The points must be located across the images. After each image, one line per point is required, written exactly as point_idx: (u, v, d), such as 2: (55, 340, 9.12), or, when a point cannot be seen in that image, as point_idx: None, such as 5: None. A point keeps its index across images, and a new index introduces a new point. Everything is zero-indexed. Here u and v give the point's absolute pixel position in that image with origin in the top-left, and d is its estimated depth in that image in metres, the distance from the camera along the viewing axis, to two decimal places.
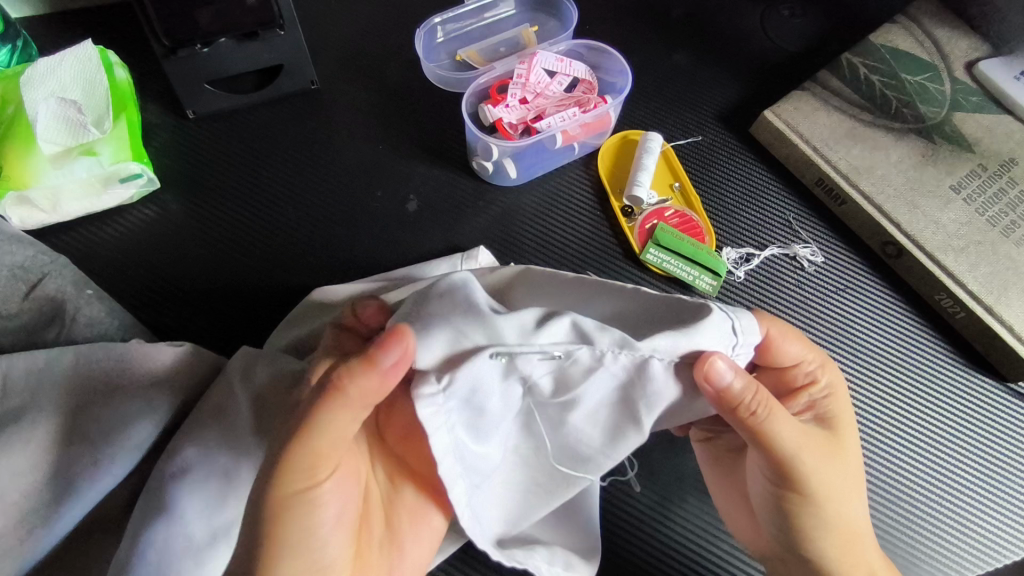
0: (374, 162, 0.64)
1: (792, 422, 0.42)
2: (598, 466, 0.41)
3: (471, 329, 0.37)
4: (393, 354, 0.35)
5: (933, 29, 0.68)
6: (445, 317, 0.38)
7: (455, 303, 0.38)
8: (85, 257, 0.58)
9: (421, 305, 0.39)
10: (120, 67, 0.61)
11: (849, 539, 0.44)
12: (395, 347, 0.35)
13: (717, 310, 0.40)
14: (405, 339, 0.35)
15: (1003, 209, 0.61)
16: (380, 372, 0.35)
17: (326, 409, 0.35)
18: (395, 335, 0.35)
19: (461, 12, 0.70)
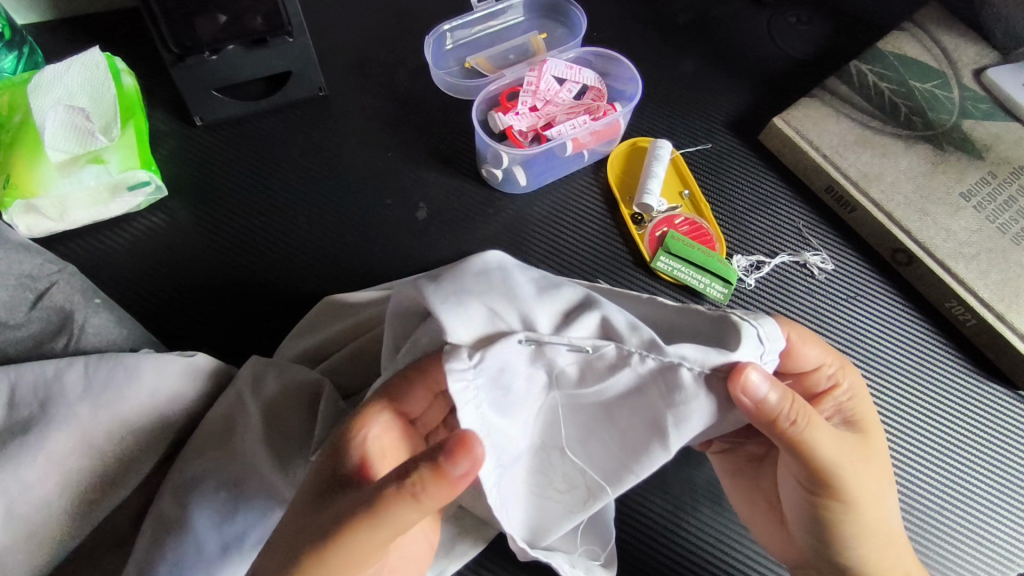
0: (383, 170, 0.63)
1: (825, 430, 0.41)
2: (621, 482, 0.39)
3: (504, 309, 0.36)
4: (461, 468, 0.32)
5: (941, 36, 0.68)
6: (479, 293, 0.36)
7: (492, 282, 0.37)
8: (92, 265, 0.57)
9: (459, 275, 0.37)
10: (127, 74, 0.60)
11: (885, 543, 0.44)
12: (465, 460, 0.32)
13: (742, 323, 0.38)
14: (475, 450, 0.32)
15: (1014, 216, 0.61)
16: (447, 486, 0.32)
17: (385, 506, 0.33)
18: (463, 446, 0.32)
19: (470, 19, 0.70)
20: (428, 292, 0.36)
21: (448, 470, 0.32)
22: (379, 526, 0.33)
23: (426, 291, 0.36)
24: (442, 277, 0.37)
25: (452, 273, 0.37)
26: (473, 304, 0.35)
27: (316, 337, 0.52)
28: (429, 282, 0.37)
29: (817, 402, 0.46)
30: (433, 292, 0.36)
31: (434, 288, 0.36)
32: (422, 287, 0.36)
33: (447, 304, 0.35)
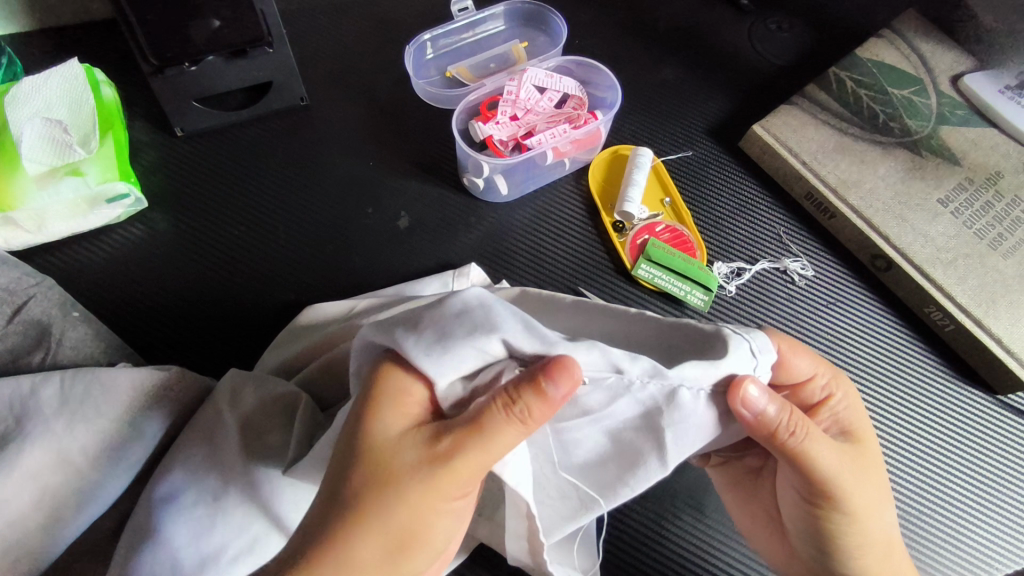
0: (364, 179, 0.63)
1: (821, 439, 0.40)
2: (614, 493, 0.38)
3: (492, 350, 0.34)
4: (564, 386, 0.32)
5: (918, 43, 0.69)
6: (461, 338, 0.34)
7: (472, 320, 0.34)
8: (70, 277, 0.57)
9: (438, 319, 0.35)
10: (106, 86, 0.60)
11: (888, 552, 0.43)
12: (566, 378, 0.32)
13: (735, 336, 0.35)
14: (574, 371, 0.32)
15: (991, 222, 0.61)
16: (553, 406, 0.33)
17: (491, 430, 0.33)
18: (563, 367, 0.32)
19: (451, 28, 0.70)
20: (407, 348, 0.34)
21: (552, 390, 0.32)
22: (489, 448, 0.34)
23: (403, 345, 0.34)
24: (419, 324, 0.35)
25: (426, 318, 0.35)
26: (457, 351, 0.34)
27: (296, 346, 0.52)
28: (405, 332, 0.35)
29: (813, 413, 0.46)
30: (412, 347, 0.34)
31: (413, 339, 0.34)
32: (399, 338, 0.35)
33: (428, 358, 0.34)
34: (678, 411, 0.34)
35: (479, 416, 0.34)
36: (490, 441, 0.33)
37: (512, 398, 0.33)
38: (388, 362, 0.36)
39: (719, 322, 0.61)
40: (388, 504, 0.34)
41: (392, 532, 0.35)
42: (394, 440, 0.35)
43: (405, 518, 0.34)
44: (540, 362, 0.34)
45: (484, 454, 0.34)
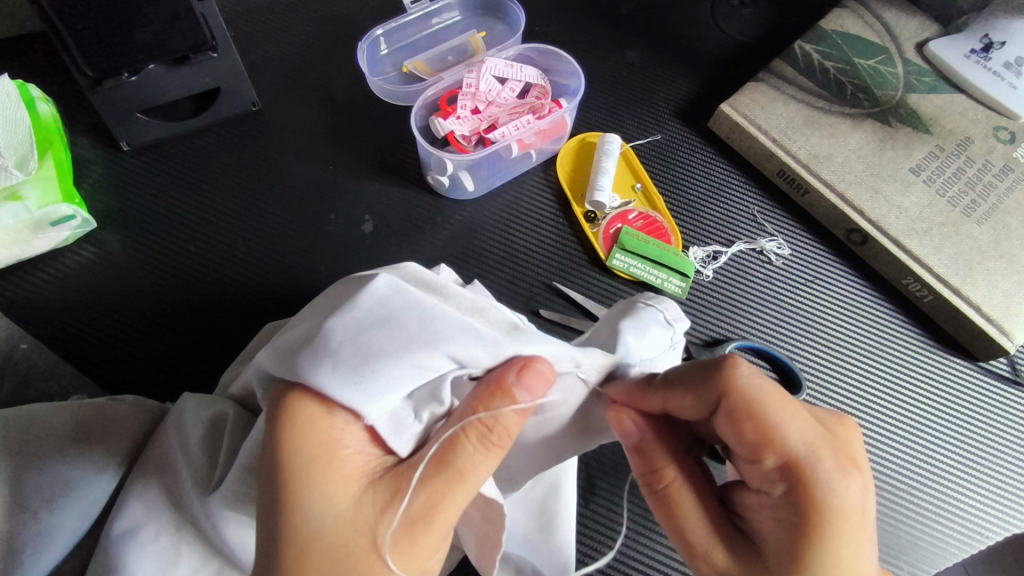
0: (325, 184, 0.61)
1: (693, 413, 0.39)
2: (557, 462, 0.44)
3: (427, 358, 0.36)
4: (535, 392, 0.36)
5: (881, 11, 0.68)
6: (389, 351, 0.36)
7: (395, 338, 0.36)
8: (18, 309, 0.54)
9: (355, 333, 0.36)
10: (42, 101, 0.57)
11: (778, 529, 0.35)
12: (536, 381, 0.36)
13: (647, 309, 0.44)
14: (538, 370, 0.36)
15: (963, 189, 0.61)
16: (517, 408, 0.35)
17: (467, 464, 0.35)
18: (530, 370, 0.36)
19: (406, 21, 0.67)
20: (324, 378, 0.35)
21: (526, 400, 0.35)
22: (465, 483, 0.35)
23: (320, 377, 0.35)
24: (331, 347, 0.36)
25: (343, 336, 0.36)
26: (383, 368, 0.35)
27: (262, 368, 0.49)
28: (319, 360, 0.35)
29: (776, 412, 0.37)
30: (331, 375, 0.35)
31: (331, 370, 0.35)
32: (316, 372, 0.35)
33: (352, 386, 0.34)
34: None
35: (448, 454, 0.35)
36: (467, 475, 0.35)
37: (486, 427, 0.35)
38: (300, 415, 0.35)
39: (697, 308, 0.60)
40: None
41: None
42: (346, 513, 0.34)
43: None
44: (497, 372, 0.36)
45: (463, 491, 0.35)
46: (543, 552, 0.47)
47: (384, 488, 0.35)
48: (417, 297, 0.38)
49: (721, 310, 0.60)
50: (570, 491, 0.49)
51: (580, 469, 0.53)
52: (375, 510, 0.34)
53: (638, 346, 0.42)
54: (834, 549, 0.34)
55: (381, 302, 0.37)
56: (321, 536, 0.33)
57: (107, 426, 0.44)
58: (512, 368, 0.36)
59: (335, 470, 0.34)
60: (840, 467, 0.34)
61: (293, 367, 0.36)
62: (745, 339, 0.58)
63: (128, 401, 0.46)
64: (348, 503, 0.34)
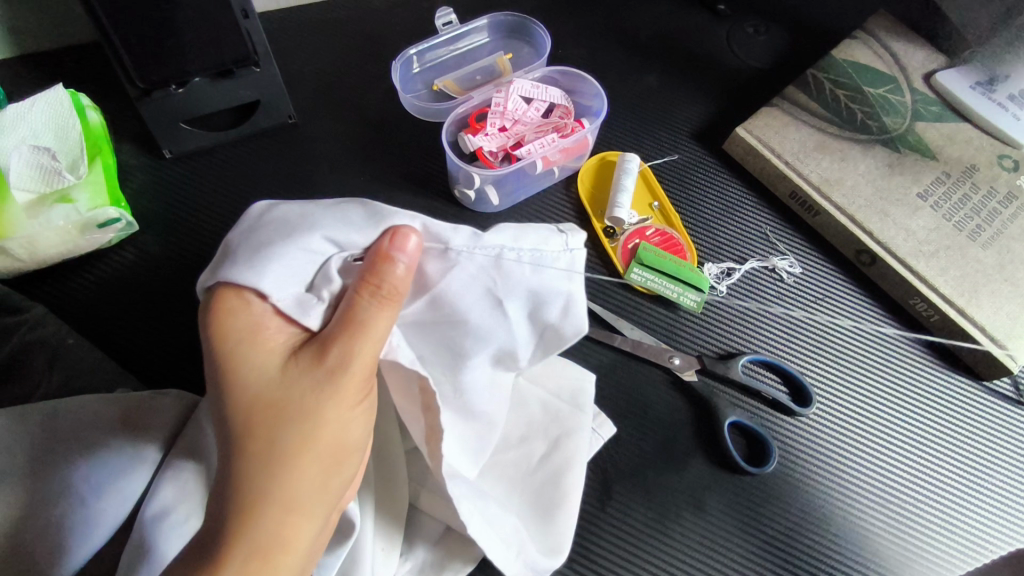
0: (356, 195, 0.64)
1: None
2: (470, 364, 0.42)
3: (310, 240, 0.39)
4: (410, 253, 0.39)
5: (891, 42, 0.71)
6: (276, 240, 0.39)
7: (277, 228, 0.39)
8: (62, 304, 0.56)
9: (248, 234, 0.39)
10: (92, 109, 0.60)
11: None
12: (404, 241, 0.39)
13: (544, 228, 0.44)
14: (408, 234, 0.39)
15: (969, 214, 0.63)
16: (397, 266, 0.38)
17: (368, 316, 0.37)
18: (399, 236, 0.39)
19: (436, 42, 0.71)
20: (226, 270, 0.37)
21: (405, 258, 0.38)
22: (370, 334, 0.37)
23: (225, 270, 0.37)
24: (229, 249, 0.39)
25: (239, 239, 0.39)
26: (275, 253, 0.38)
27: None
28: (220, 261, 0.38)
29: None
30: (232, 266, 0.37)
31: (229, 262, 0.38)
32: (219, 270, 0.38)
33: (248, 268, 0.37)
34: (509, 270, 0.42)
35: (348, 311, 0.37)
36: (370, 327, 0.37)
37: (376, 283, 0.37)
38: (215, 307, 0.37)
39: (711, 322, 0.62)
40: (300, 431, 0.35)
41: (309, 424, 0.35)
42: (274, 378, 0.36)
43: (321, 434, 0.36)
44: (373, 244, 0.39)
45: (369, 341, 0.37)
46: (538, 536, 0.48)
47: (303, 355, 0.36)
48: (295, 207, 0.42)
49: (730, 322, 0.62)
50: (575, 483, 0.50)
51: (596, 474, 0.55)
52: (298, 373, 0.36)
53: (515, 233, 0.43)
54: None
55: (266, 213, 0.41)
56: (258, 398, 0.35)
57: (150, 419, 0.46)
58: (385, 238, 0.39)
59: (259, 343, 0.36)
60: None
61: (204, 277, 0.38)
62: (756, 352, 0.61)
63: (171, 395, 0.48)
64: (275, 369, 0.36)
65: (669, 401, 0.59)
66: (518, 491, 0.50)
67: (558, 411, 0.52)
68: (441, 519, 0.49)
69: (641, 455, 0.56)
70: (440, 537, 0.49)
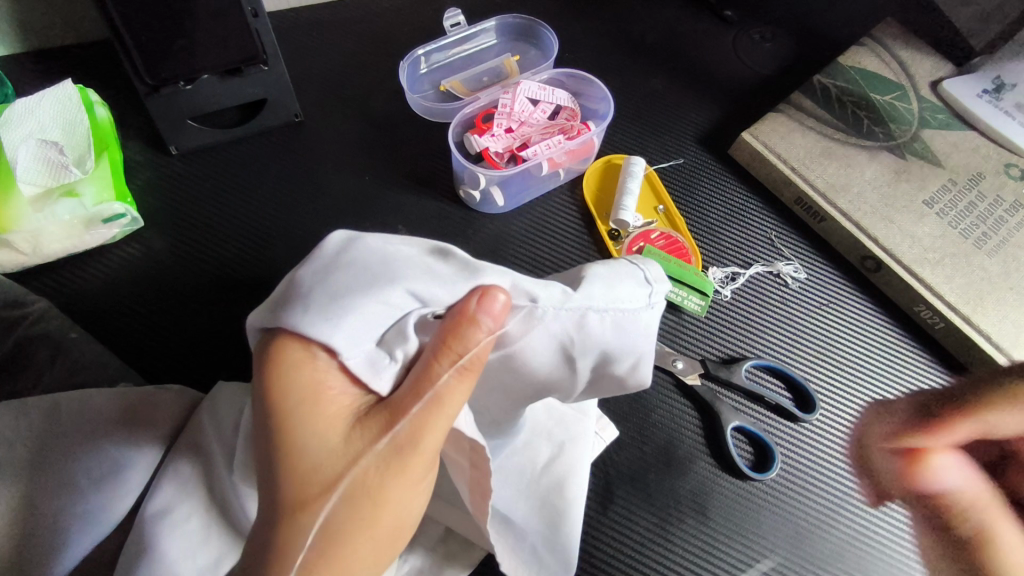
0: (361, 194, 0.64)
1: None
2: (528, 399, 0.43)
3: (391, 294, 0.37)
4: (497, 315, 0.37)
5: (898, 50, 0.71)
6: (353, 289, 0.36)
7: (357, 276, 0.37)
8: (64, 299, 0.56)
9: (321, 274, 0.37)
10: (101, 105, 0.60)
11: None
12: (495, 305, 0.37)
13: (625, 266, 0.43)
14: (497, 295, 0.37)
15: (975, 222, 0.63)
16: (482, 332, 0.36)
17: (445, 389, 0.35)
18: (487, 296, 0.37)
19: (443, 43, 0.71)
20: (297, 318, 0.35)
21: (491, 324, 0.36)
22: (445, 409, 0.35)
23: (294, 320, 0.35)
24: (300, 290, 0.37)
25: (311, 279, 0.37)
26: (352, 305, 0.36)
27: None
28: (292, 307, 0.36)
29: None
30: (303, 314, 0.35)
31: (302, 313, 0.35)
32: (292, 321, 0.35)
33: (323, 323, 0.35)
34: (591, 332, 0.39)
35: (426, 380, 0.35)
36: (446, 401, 0.35)
37: (458, 353, 0.36)
38: (284, 358, 0.35)
39: (714, 326, 0.62)
40: (358, 508, 0.34)
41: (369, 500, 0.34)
42: (338, 449, 0.34)
43: (383, 510, 0.34)
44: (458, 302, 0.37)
45: (443, 415, 0.35)
46: (545, 547, 0.48)
47: (371, 425, 0.35)
48: (373, 245, 0.39)
49: (735, 328, 0.62)
50: (579, 488, 0.50)
51: (598, 478, 0.55)
52: (364, 445, 0.35)
53: (605, 288, 0.40)
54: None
55: (343, 250, 0.39)
56: (317, 470, 0.33)
57: (152, 414, 0.46)
58: (473, 296, 0.37)
59: (323, 407, 0.35)
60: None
61: (273, 321, 0.36)
62: (760, 357, 0.60)
63: (174, 391, 0.48)
64: (339, 438, 0.35)
65: (670, 404, 0.58)
66: (522, 496, 0.50)
67: (562, 417, 0.53)
68: (442, 521, 0.48)
69: (643, 459, 0.56)
70: (439, 539, 0.49)
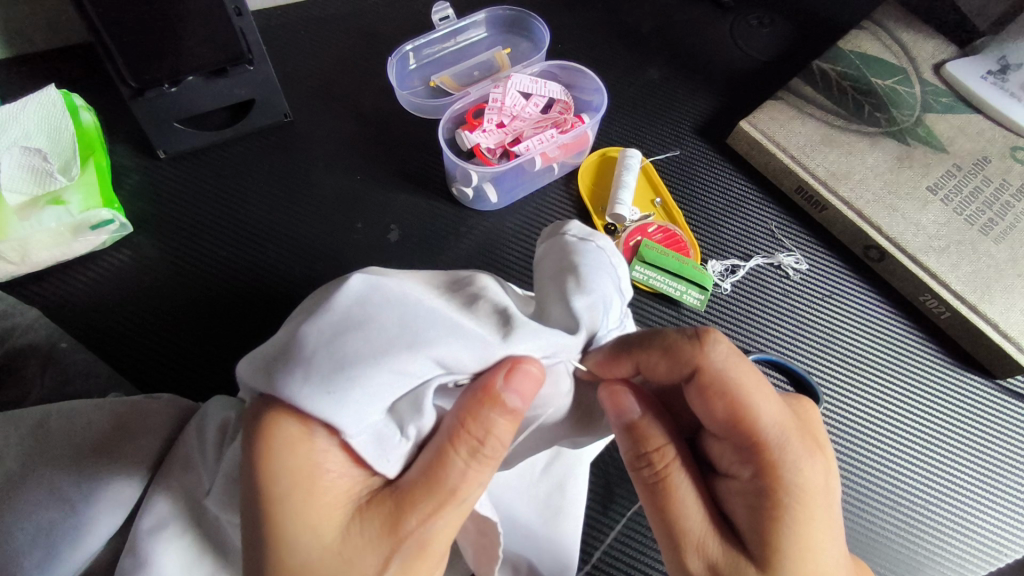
0: (352, 194, 0.63)
1: None
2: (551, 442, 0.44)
3: (409, 362, 0.35)
4: (525, 395, 0.36)
5: (899, 32, 0.69)
6: (365, 355, 0.34)
7: (371, 338, 0.35)
8: (57, 308, 0.56)
9: (330, 337, 0.35)
10: (86, 110, 0.59)
11: None
12: (522, 382, 0.36)
13: (609, 261, 0.43)
14: (526, 374, 0.36)
15: (980, 208, 0.62)
16: (506, 413, 0.35)
17: (460, 481, 0.35)
18: (518, 372, 0.36)
19: (433, 38, 0.70)
20: (297, 389, 0.33)
21: (518, 405, 0.35)
22: (457, 501, 0.35)
23: (298, 392, 0.33)
24: (304, 352, 0.34)
25: (317, 341, 0.35)
26: (359, 376, 0.34)
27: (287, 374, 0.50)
28: (292, 370, 0.34)
29: None
30: (305, 385, 0.33)
31: (310, 384, 0.33)
32: (296, 391, 0.33)
33: (326, 395, 0.33)
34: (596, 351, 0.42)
35: (442, 468, 0.35)
36: (458, 490, 0.35)
37: (477, 439, 0.35)
38: (279, 441, 0.34)
39: (715, 319, 0.61)
40: None
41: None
42: (333, 545, 0.33)
43: None
44: (478, 378, 0.36)
45: (458, 508, 0.35)
46: (546, 548, 0.48)
47: (373, 516, 0.34)
48: (388, 298, 0.37)
49: (737, 322, 0.61)
50: (578, 490, 0.50)
51: (598, 476, 0.54)
52: (362, 538, 0.34)
53: (610, 312, 0.42)
54: (800, 528, 0.35)
55: (358, 304, 0.36)
56: (308, 568, 0.33)
57: (141, 424, 0.45)
58: (499, 372, 0.36)
59: (318, 496, 0.34)
60: (807, 448, 0.37)
61: (272, 385, 0.34)
62: (763, 351, 0.59)
63: (163, 400, 0.47)
64: (334, 533, 0.34)
65: None
66: (523, 496, 0.49)
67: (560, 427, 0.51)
68: None
69: None
70: None
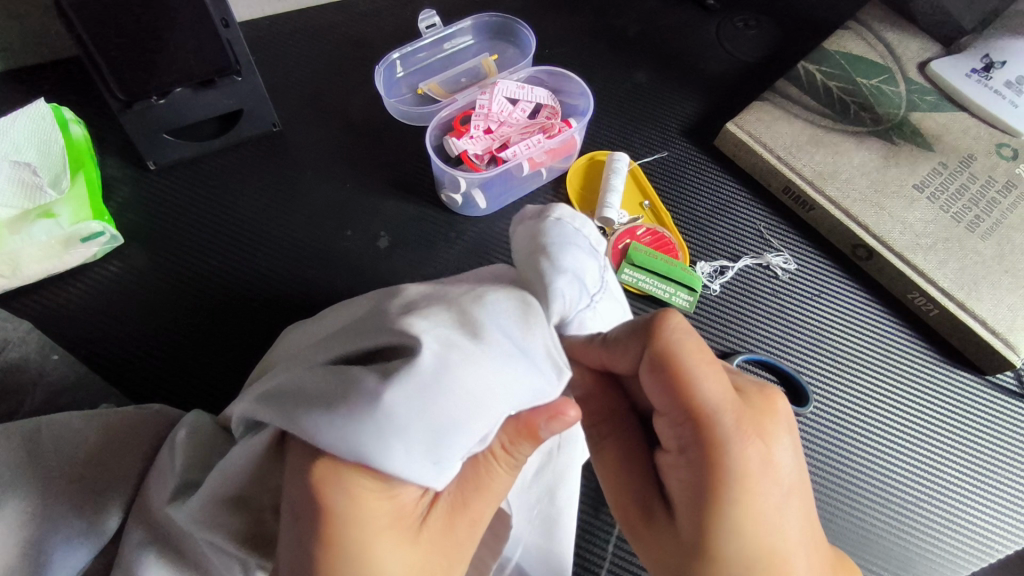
0: (341, 201, 0.63)
1: None
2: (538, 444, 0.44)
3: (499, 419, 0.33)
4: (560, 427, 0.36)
5: (883, 32, 0.69)
6: (459, 420, 0.32)
7: (460, 403, 0.32)
8: (48, 320, 0.56)
9: (420, 407, 0.31)
10: (75, 123, 0.60)
11: None
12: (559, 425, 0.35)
13: (576, 237, 0.40)
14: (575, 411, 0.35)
15: (967, 205, 0.62)
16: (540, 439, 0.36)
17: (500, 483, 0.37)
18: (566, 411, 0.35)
19: (420, 45, 0.71)
20: (398, 461, 0.31)
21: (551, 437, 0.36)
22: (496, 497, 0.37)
23: (396, 462, 0.31)
24: (395, 424, 0.31)
25: (407, 413, 0.31)
26: (458, 443, 0.32)
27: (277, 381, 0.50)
28: (388, 441, 0.31)
29: None
30: (411, 460, 0.32)
31: (407, 453, 0.32)
32: (393, 462, 0.31)
33: (431, 464, 0.32)
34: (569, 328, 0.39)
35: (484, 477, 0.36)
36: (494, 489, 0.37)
37: (512, 456, 0.36)
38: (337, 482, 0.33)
39: (704, 320, 0.61)
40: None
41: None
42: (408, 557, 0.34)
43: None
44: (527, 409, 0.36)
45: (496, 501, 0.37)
46: (537, 554, 0.48)
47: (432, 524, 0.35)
48: (471, 352, 0.33)
49: (726, 322, 0.61)
50: (568, 496, 0.49)
51: (589, 479, 0.54)
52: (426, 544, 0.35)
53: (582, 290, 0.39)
54: (725, 513, 0.35)
55: (443, 367, 0.32)
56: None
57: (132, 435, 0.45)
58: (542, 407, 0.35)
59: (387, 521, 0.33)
60: (738, 434, 0.35)
61: (356, 452, 0.32)
62: (752, 352, 0.59)
63: (154, 410, 0.47)
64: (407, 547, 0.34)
65: None
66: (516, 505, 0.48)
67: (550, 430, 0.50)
68: None
69: None
70: None
